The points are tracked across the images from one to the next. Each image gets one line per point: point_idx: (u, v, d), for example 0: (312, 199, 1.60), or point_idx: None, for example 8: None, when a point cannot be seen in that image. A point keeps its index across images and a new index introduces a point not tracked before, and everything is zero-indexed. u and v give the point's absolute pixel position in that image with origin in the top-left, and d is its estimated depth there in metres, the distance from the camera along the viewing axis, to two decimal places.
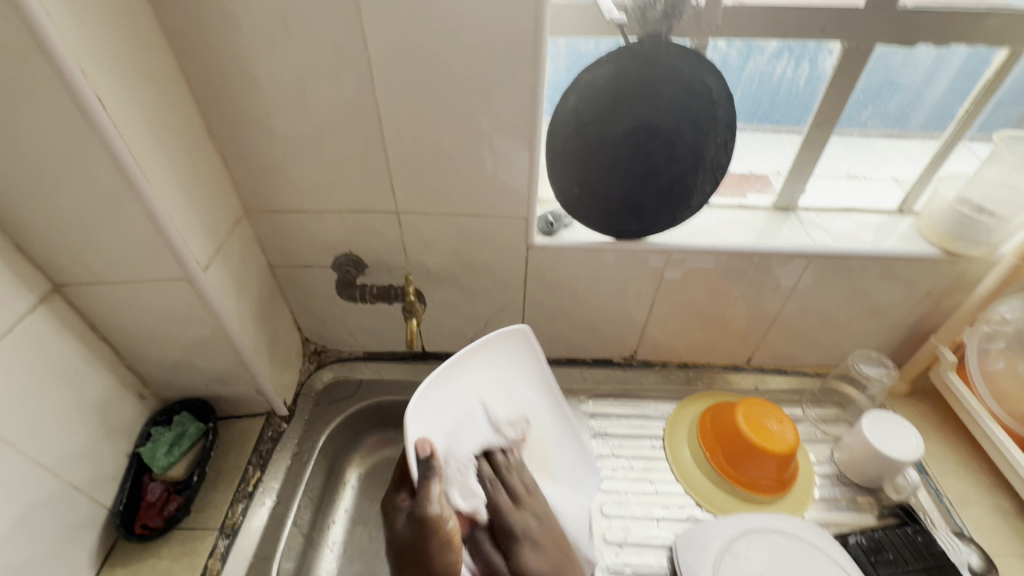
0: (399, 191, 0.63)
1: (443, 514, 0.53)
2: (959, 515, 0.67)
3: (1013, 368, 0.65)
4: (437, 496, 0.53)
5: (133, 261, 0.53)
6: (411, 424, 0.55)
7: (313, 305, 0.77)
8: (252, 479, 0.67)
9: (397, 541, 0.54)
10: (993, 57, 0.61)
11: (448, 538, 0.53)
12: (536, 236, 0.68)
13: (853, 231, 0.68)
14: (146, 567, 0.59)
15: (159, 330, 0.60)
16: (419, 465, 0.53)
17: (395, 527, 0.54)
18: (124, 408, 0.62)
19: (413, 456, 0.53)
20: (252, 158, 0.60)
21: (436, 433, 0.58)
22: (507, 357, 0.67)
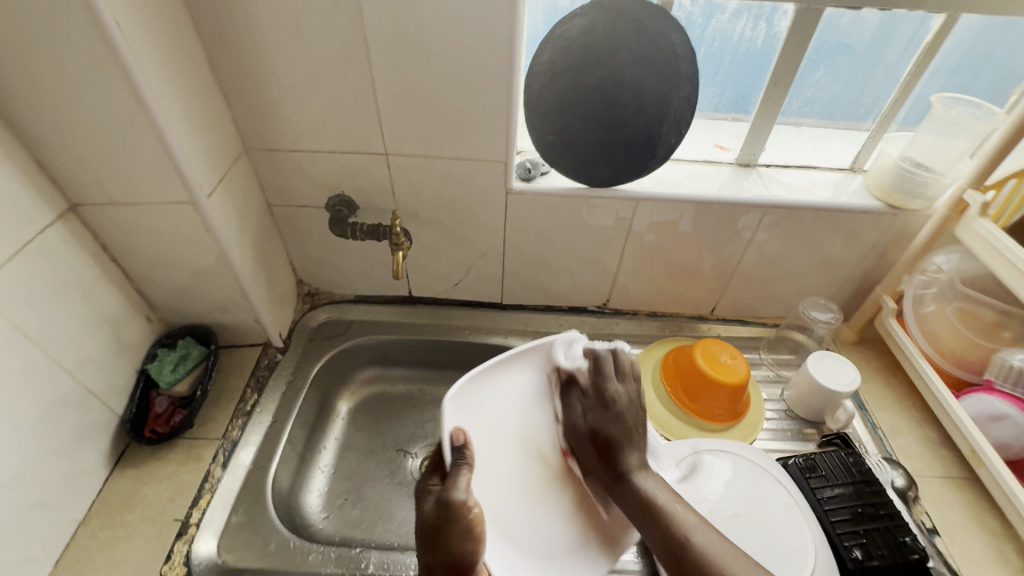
0: (389, 136, 0.67)
1: (470, 503, 0.51)
2: (890, 444, 0.74)
3: (941, 311, 0.72)
4: (466, 485, 0.52)
5: (143, 184, 0.57)
6: (449, 415, 0.54)
7: (307, 246, 0.82)
8: (250, 400, 0.74)
9: (424, 523, 0.52)
10: (932, 23, 0.64)
11: (472, 526, 0.51)
12: (515, 182, 0.73)
13: (807, 186, 0.76)
14: (154, 468, 0.65)
15: (165, 254, 0.65)
16: (452, 452, 0.53)
17: (422, 511, 0.52)
18: (133, 327, 0.67)
19: (448, 444, 0.53)
20: (250, 97, 0.64)
21: (476, 425, 0.57)
22: (573, 354, 0.66)
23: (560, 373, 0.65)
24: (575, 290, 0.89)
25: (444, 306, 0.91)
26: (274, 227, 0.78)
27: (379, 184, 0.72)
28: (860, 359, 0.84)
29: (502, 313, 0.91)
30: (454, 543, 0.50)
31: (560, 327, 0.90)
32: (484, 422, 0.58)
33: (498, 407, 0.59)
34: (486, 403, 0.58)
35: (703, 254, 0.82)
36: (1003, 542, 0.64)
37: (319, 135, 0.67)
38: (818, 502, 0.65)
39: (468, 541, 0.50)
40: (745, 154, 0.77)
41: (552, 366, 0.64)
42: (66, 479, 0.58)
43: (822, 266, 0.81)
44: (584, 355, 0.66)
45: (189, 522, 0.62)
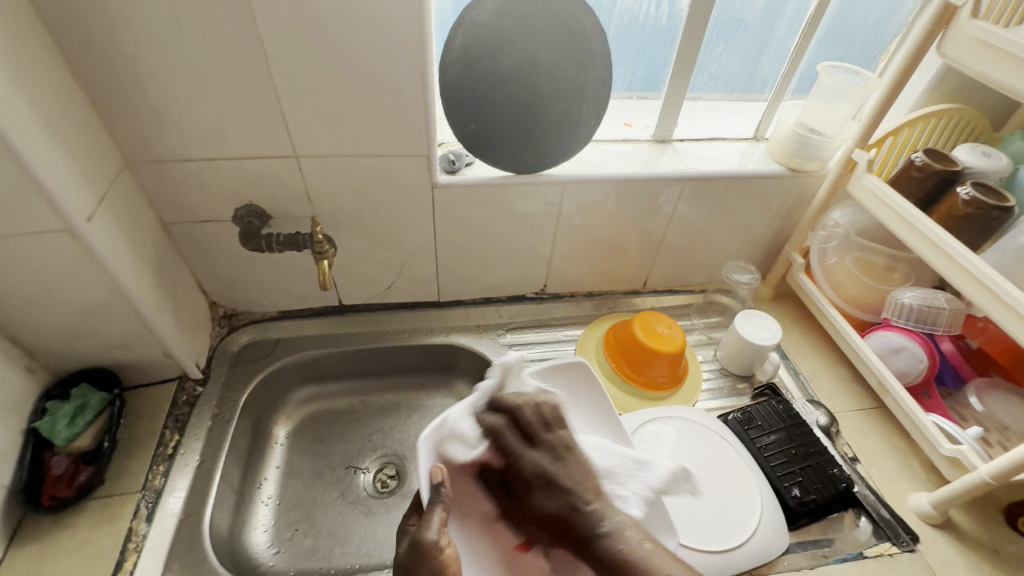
0: (296, 135, 0.62)
1: (443, 545, 0.50)
2: (811, 386, 0.81)
3: (842, 262, 0.80)
4: (441, 526, 0.50)
5: (1, 213, 0.48)
6: (422, 451, 0.55)
7: (216, 265, 0.74)
8: (171, 442, 0.66)
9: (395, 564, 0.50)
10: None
11: (448, 567, 0.49)
12: (439, 175, 0.70)
13: (719, 157, 0.80)
14: (62, 538, 0.57)
15: (41, 293, 0.55)
16: (429, 489, 0.53)
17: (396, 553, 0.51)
18: (11, 381, 0.58)
19: (424, 479, 0.53)
20: (124, 102, 0.55)
21: (452, 461, 0.59)
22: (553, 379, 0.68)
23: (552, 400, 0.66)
24: (512, 279, 0.88)
25: (378, 311, 0.87)
26: (173, 247, 0.69)
27: (292, 189, 0.67)
28: (778, 312, 0.91)
29: (440, 311, 0.88)
30: None
31: (501, 317, 0.89)
32: (471, 449, 0.60)
33: (481, 442, 0.61)
34: (524, 417, 0.63)
35: (631, 231, 0.85)
36: (910, 458, 0.72)
37: (214, 140, 0.60)
38: (757, 449, 0.70)
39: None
40: (660, 130, 0.79)
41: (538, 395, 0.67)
42: None
43: (739, 231, 0.87)
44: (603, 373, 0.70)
45: None
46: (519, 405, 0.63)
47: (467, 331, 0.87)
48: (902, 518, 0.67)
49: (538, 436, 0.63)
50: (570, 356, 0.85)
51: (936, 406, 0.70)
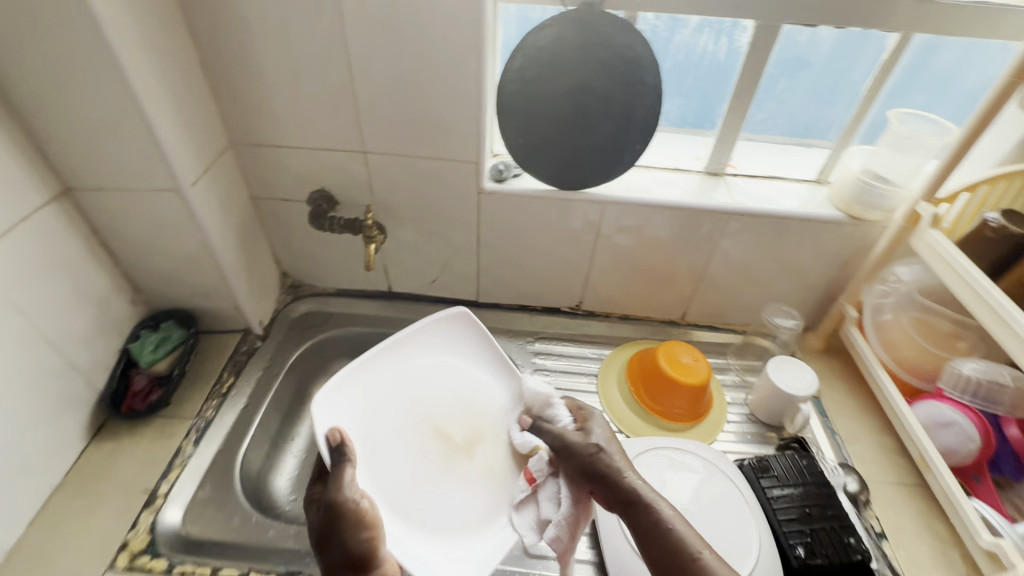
0: (366, 133, 0.71)
1: (354, 497, 0.55)
2: (847, 449, 0.75)
3: (898, 320, 0.74)
4: (349, 480, 0.55)
5: (132, 170, 0.61)
6: (318, 416, 0.60)
7: (290, 239, 0.85)
8: (226, 382, 0.77)
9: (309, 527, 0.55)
10: (886, 42, 0.68)
11: (361, 518, 0.54)
12: (487, 182, 0.76)
13: (772, 195, 0.79)
14: (129, 442, 0.68)
15: (150, 239, 0.68)
16: (331, 453, 0.58)
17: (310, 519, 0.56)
18: (118, 307, 0.71)
19: (324, 446, 0.58)
20: (236, 92, 0.67)
21: (353, 418, 0.63)
22: (443, 339, 0.73)
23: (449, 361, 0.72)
24: (548, 291, 0.91)
25: (422, 302, 0.94)
26: (257, 219, 0.81)
27: (358, 180, 0.76)
28: (824, 366, 0.86)
29: (477, 310, 0.94)
30: (347, 539, 0.53)
31: (533, 326, 0.93)
32: (373, 412, 0.64)
33: (389, 404, 0.66)
34: (407, 383, 0.68)
35: (672, 259, 0.85)
36: (949, 547, 0.65)
37: (300, 131, 0.71)
38: (766, 500, 0.67)
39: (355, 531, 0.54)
40: (712, 163, 0.79)
41: (428, 358, 0.71)
42: (46, 447, 0.61)
43: (788, 274, 0.83)
44: (461, 339, 0.73)
45: (157, 493, 0.64)
46: (417, 368, 0.70)
47: (498, 333, 0.91)
48: None
49: (438, 391, 0.69)
50: (592, 373, 0.87)
51: (985, 493, 0.64)
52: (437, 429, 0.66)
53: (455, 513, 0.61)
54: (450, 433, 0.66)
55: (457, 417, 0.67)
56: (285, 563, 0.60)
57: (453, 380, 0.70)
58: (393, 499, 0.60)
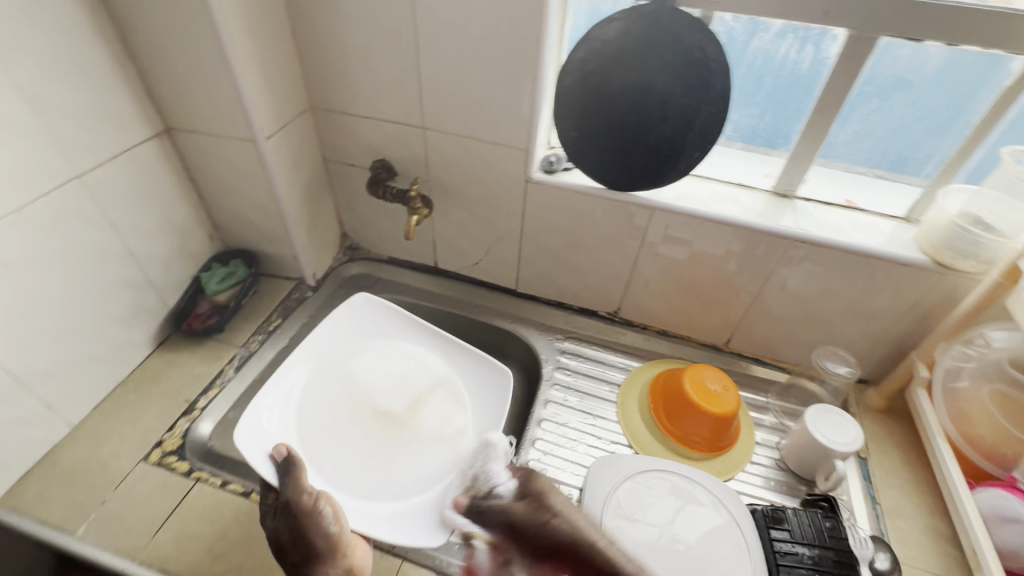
0: (426, 110, 0.74)
1: (311, 496, 0.57)
2: (885, 522, 0.66)
3: (976, 390, 0.64)
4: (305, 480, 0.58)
5: (219, 118, 0.69)
6: (245, 446, 0.59)
7: (352, 203, 0.92)
8: (274, 322, 0.85)
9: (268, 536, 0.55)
10: (1010, 67, 0.58)
11: (322, 517, 0.56)
12: (536, 172, 0.77)
13: (845, 226, 0.71)
14: (184, 357, 0.78)
15: (229, 182, 0.77)
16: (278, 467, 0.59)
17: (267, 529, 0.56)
18: (196, 239, 0.81)
19: (269, 462, 0.59)
20: (318, 60, 0.74)
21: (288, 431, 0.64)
22: (365, 326, 0.76)
23: (375, 341, 0.75)
24: (587, 292, 0.89)
25: (464, 283, 0.96)
26: (326, 180, 0.88)
27: (415, 154, 0.80)
28: (882, 428, 0.76)
29: (514, 299, 0.94)
30: (310, 533, 0.54)
31: (566, 324, 0.91)
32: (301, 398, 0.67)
33: (320, 404, 0.68)
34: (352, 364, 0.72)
35: (721, 280, 0.79)
36: None
37: (370, 102, 0.76)
38: (772, 554, 0.62)
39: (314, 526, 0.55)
40: (781, 183, 0.73)
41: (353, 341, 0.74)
42: (117, 345, 0.72)
43: (853, 317, 0.75)
44: (375, 319, 0.76)
45: (196, 405, 0.72)
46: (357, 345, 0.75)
47: (529, 325, 0.91)
48: None
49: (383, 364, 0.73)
50: (616, 383, 0.84)
51: None
52: (376, 412, 0.69)
53: (422, 475, 0.64)
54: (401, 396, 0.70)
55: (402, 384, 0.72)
56: None
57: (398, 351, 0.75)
58: (352, 482, 0.62)
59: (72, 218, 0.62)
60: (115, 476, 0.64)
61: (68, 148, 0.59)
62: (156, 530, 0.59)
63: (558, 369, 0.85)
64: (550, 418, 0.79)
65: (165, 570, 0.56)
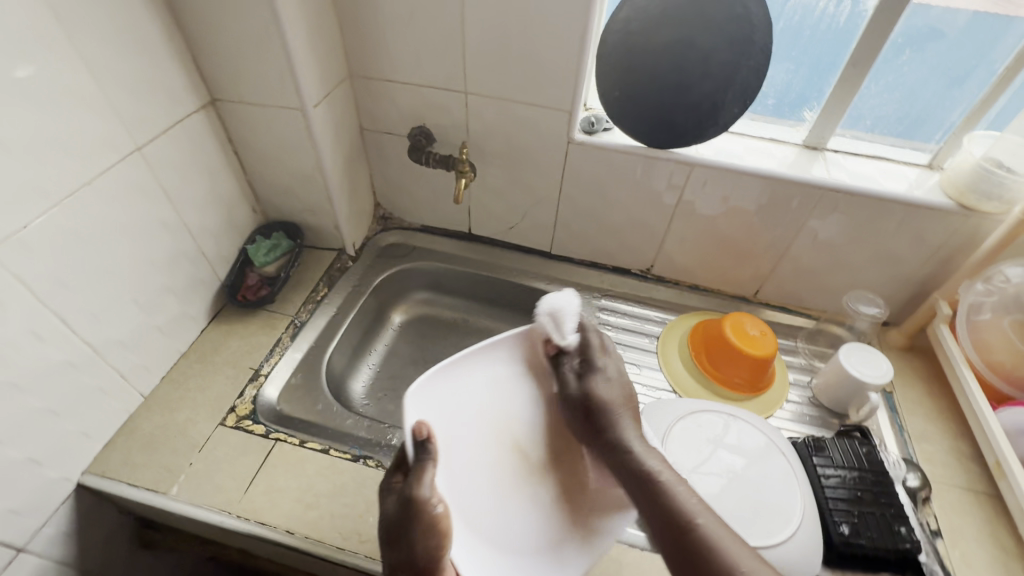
0: (469, 74, 0.75)
1: (433, 501, 0.46)
2: (913, 446, 0.72)
3: (998, 322, 0.69)
4: (431, 479, 0.47)
5: (266, 87, 0.69)
6: (411, 407, 0.49)
7: (387, 172, 0.93)
8: (321, 292, 0.87)
9: (385, 522, 0.47)
10: None
11: (437, 525, 0.46)
12: (577, 133, 0.79)
13: (874, 174, 0.75)
14: (239, 327, 0.80)
15: (273, 153, 0.77)
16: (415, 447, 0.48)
17: (384, 510, 0.48)
18: (241, 212, 0.82)
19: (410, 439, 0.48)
20: (359, 26, 0.73)
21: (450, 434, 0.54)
22: (506, 367, 0.61)
23: (507, 393, 0.60)
24: (621, 251, 0.93)
25: (498, 247, 0.99)
26: (362, 149, 0.89)
27: (455, 120, 0.81)
28: (905, 364, 0.82)
29: (549, 261, 0.97)
30: (416, 543, 0.45)
31: (601, 283, 0.95)
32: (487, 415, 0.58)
33: (467, 407, 0.57)
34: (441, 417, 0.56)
35: (753, 233, 0.83)
36: (1011, 559, 0.62)
37: (410, 67, 0.76)
38: (817, 478, 0.67)
39: (428, 538, 0.45)
40: (813, 135, 0.77)
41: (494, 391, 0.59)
42: (178, 316, 0.73)
43: (879, 262, 0.79)
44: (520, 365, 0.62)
45: (260, 372, 0.75)
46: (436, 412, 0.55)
47: (566, 285, 0.95)
48: None
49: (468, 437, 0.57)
50: (654, 335, 0.88)
51: None
52: (517, 449, 0.59)
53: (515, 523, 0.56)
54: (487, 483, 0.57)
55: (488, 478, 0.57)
56: (359, 447, 0.68)
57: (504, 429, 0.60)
58: (480, 525, 0.53)
59: (135, 191, 0.62)
60: (196, 440, 0.66)
61: (128, 119, 0.60)
62: (246, 486, 0.62)
63: (598, 325, 0.89)
64: None
65: (262, 521, 0.60)
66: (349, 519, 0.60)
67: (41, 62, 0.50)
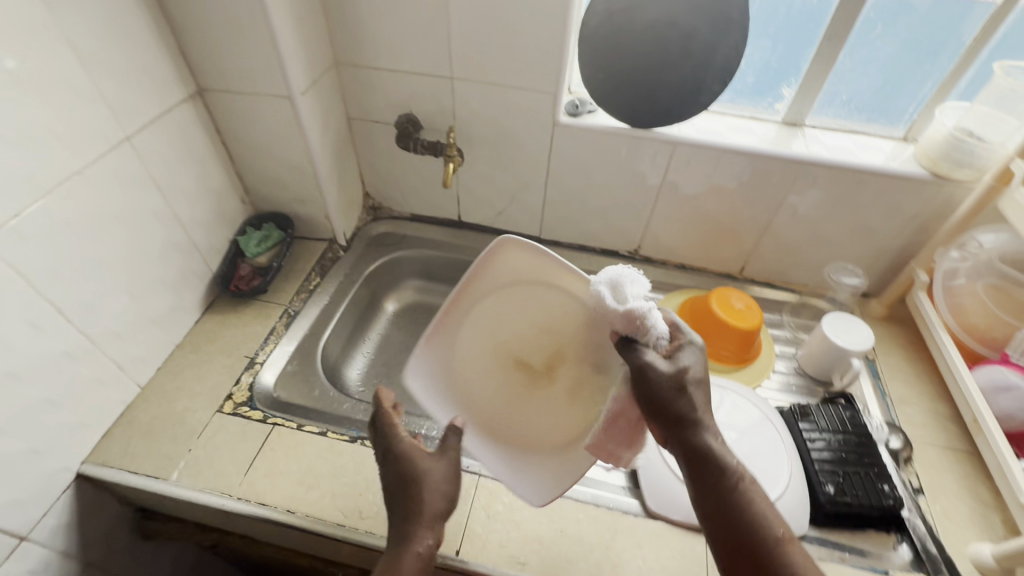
0: (454, 60, 0.76)
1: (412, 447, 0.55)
2: (895, 409, 0.75)
3: (971, 285, 0.72)
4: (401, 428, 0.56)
5: (253, 76, 0.70)
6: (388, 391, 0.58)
7: (376, 162, 0.93)
8: (313, 281, 0.88)
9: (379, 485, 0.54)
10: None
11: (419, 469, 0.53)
12: (562, 115, 0.80)
13: (850, 148, 0.77)
14: (233, 317, 0.80)
15: (262, 143, 0.78)
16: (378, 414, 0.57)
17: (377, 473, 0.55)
18: (230, 203, 0.82)
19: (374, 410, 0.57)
20: (344, 14, 0.74)
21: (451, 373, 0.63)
22: (508, 269, 0.61)
23: (523, 295, 0.61)
24: (609, 233, 0.94)
25: (488, 233, 1.00)
26: (350, 139, 0.90)
27: (442, 106, 0.82)
28: (885, 332, 0.84)
29: (538, 245, 0.99)
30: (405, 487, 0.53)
31: (590, 266, 0.97)
32: (491, 337, 0.63)
33: (482, 338, 0.63)
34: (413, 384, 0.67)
35: (737, 211, 0.85)
36: (989, 510, 0.64)
37: (395, 54, 0.77)
38: (803, 443, 0.69)
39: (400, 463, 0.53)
40: (792, 112, 0.79)
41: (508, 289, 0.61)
42: (172, 307, 0.74)
43: (859, 234, 0.82)
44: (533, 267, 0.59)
45: (256, 360, 0.76)
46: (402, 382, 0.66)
47: None
48: (951, 559, 0.61)
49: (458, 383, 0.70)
50: None
51: None
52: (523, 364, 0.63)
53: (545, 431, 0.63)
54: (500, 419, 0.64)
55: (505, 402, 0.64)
56: (357, 429, 0.69)
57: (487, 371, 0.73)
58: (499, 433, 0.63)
59: (126, 182, 0.63)
60: (195, 428, 0.67)
61: (117, 109, 0.60)
62: (247, 469, 0.63)
63: None
64: None
65: (264, 502, 0.61)
66: (350, 497, 0.62)
67: (29, 51, 0.50)
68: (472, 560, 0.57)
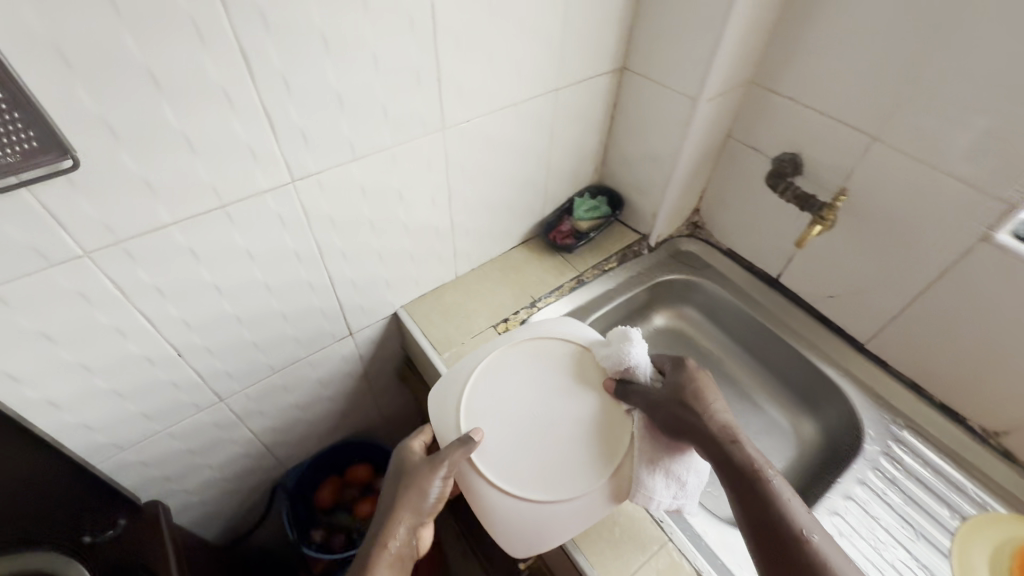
0: (893, 119, 0.65)
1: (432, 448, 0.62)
2: None
3: None
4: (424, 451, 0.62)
5: (679, 70, 0.73)
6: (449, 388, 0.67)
7: (726, 184, 0.90)
8: (609, 264, 0.91)
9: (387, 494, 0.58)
10: None
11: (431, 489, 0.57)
12: (1002, 233, 0.61)
13: None
14: (536, 258, 0.91)
15: (643, 132, 0.83)
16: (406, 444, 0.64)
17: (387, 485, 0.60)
18: (586, 169, 0.91)
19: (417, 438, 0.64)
20: (796, 36, 0.70)
21: (492, 390, 0.65)
22: (500, 375, 0.67)
23: (510, 391, 0.65)
24: (967, 393, 0.71)
25: (800, 308, 0.88)
26: (718, 154, 0.88)
27: (844, 159, 0.72)
28: None
29: (855, 353, 0.82)
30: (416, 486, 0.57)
31: (910, 412, 0.75)
32: (486, 386, 0.66)
33: (495, 383, 0.66)
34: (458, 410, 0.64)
35: None
36: None
37: (825, 92, 0.70)
38: None
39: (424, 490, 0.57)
40: None
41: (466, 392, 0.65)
42: (504, 230, 0.87)
43: None
44: (509, 376, 0.67)
45: (536, 304, 0.84)
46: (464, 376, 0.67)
47: (864, 389, 0.78)
48: None
49: (508, 398, 0.65)
50: (960, 512, 0.66)
51: None
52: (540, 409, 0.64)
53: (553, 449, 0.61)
54: (524, 424, 0.63)
55: (529, 413, 0.64)
56: None
57: (529, 343, 0.70)
58: (532, 469, 0.60)
59: (550, 114, 0.75)
60: (474, 328, 0.80)
61: (564, 66, 0.71)
62: None
63: (884, 455, 0.71)
64: (861, 505, 0.67)
65: None
66: None
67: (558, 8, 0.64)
68: (584, 554, 0.60)
